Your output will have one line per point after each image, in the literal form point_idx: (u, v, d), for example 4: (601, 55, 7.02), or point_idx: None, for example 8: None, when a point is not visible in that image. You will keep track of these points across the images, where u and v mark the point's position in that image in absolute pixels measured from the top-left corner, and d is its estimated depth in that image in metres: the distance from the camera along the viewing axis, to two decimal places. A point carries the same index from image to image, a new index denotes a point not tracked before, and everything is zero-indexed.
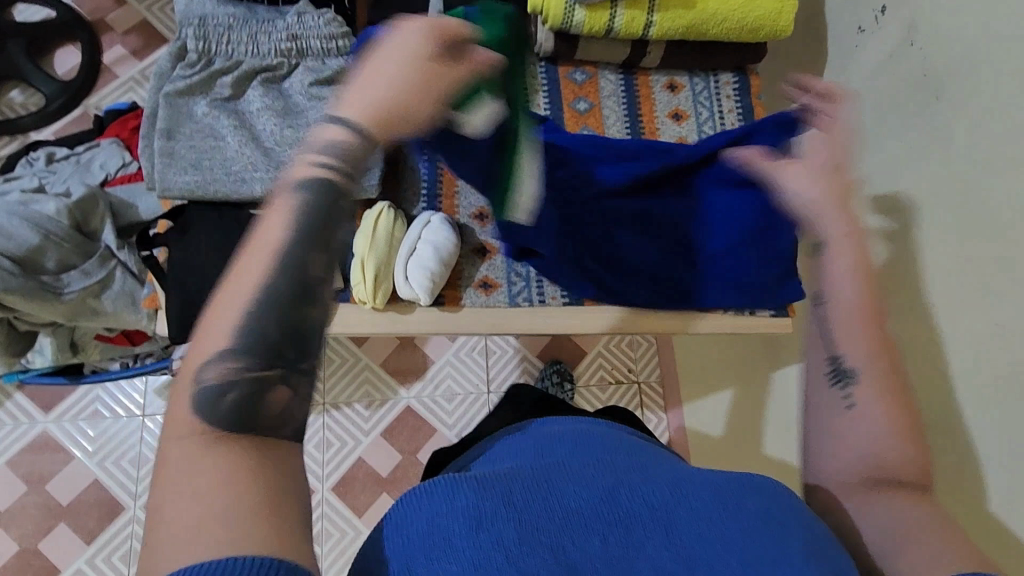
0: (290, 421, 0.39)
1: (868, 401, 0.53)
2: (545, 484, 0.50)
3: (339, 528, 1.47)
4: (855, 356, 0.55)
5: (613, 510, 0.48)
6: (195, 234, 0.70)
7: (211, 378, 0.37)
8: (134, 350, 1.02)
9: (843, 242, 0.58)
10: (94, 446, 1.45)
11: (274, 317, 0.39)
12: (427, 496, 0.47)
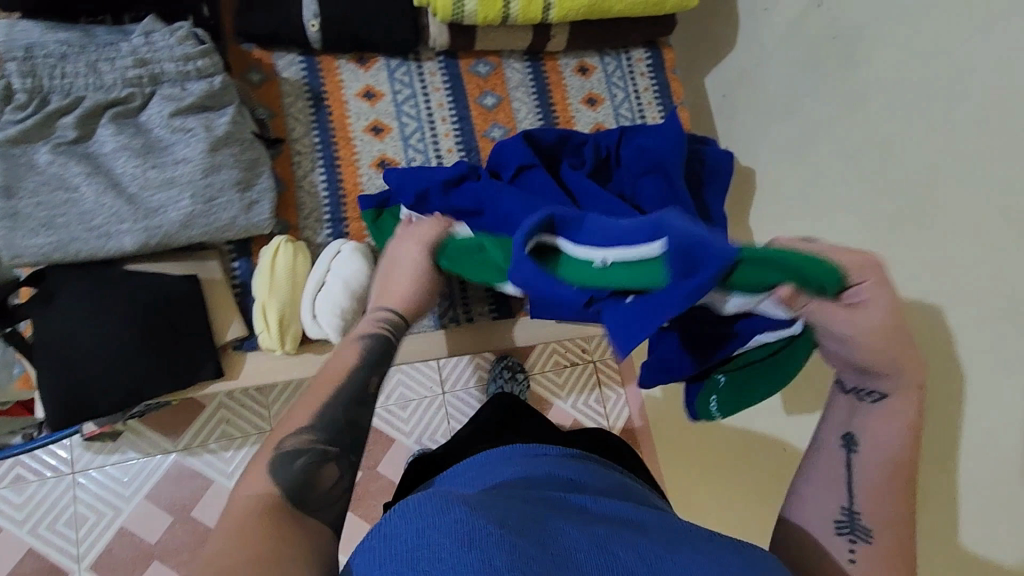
0: (338, 497, 0.50)
1: (870, 561, 0.55)
2: (544, 525, 0.49)
3: None
4: (874, 517, 0.56)
5: (608, 558, 0.46)
6: (63, 304, 0.61)
7: (293, 443, 0.52)
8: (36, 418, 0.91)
9: (901, 408, 0.56)
10: (22, 513, 1.33)
11: (340, 406, 0.55)
12: (423, 512, 0.48)
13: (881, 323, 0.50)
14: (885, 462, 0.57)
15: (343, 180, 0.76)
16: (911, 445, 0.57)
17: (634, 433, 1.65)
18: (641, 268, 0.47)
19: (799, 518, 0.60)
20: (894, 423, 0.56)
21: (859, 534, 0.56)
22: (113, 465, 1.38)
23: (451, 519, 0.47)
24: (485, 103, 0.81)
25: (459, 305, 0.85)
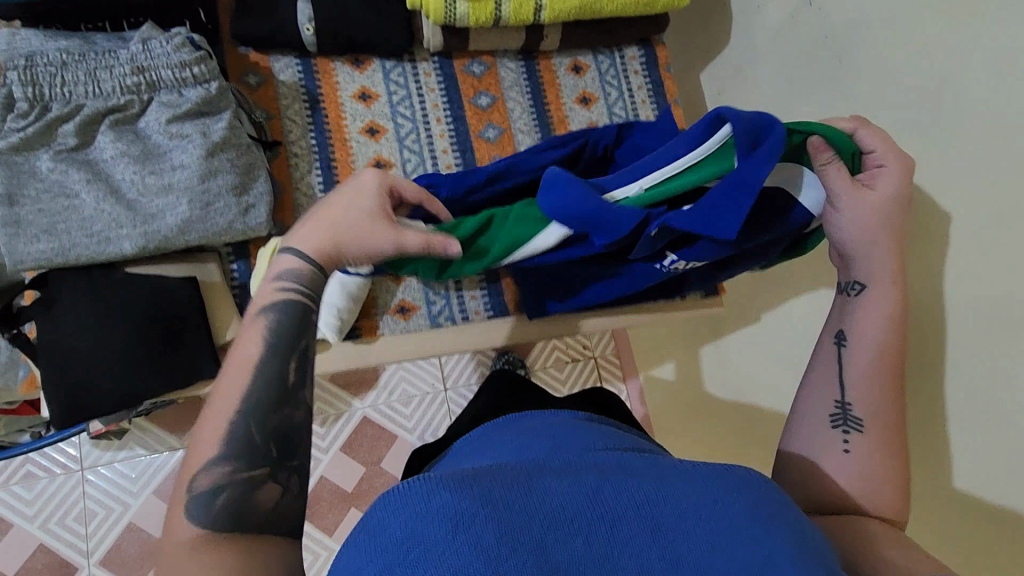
0: (279, 516, 0.47)
1: (866, 453, 0.58)
2: (531, 481, 0.46)
3: (312, 550, 1.44)
4: (862, 408, 0.60)
5: (597, 507, 0.44)
6: (65, 306, 0.63)
7: (205, 482, 0.47)
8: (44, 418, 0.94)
9: (881, 296, 0.64)
10: (33, 509, 1.36)
11: (255, 424, 0.49)
12: (404, 492, 0.45)
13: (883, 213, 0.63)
14: (876, 347, 0.63)
15: (339, 180, 0.76)
16: (894, 331, 0.63)
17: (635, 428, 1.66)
18: (686, 177, 0.62)
19: (796, 434, 0.63)
20: (874, 307, 0.64)
21: (853, 426, 0.60)
22: (121, 461, 1.41)
23: (436, 500, 0.44)
24: (479, 103, 0.82)
25: (455, 303, 0.86)
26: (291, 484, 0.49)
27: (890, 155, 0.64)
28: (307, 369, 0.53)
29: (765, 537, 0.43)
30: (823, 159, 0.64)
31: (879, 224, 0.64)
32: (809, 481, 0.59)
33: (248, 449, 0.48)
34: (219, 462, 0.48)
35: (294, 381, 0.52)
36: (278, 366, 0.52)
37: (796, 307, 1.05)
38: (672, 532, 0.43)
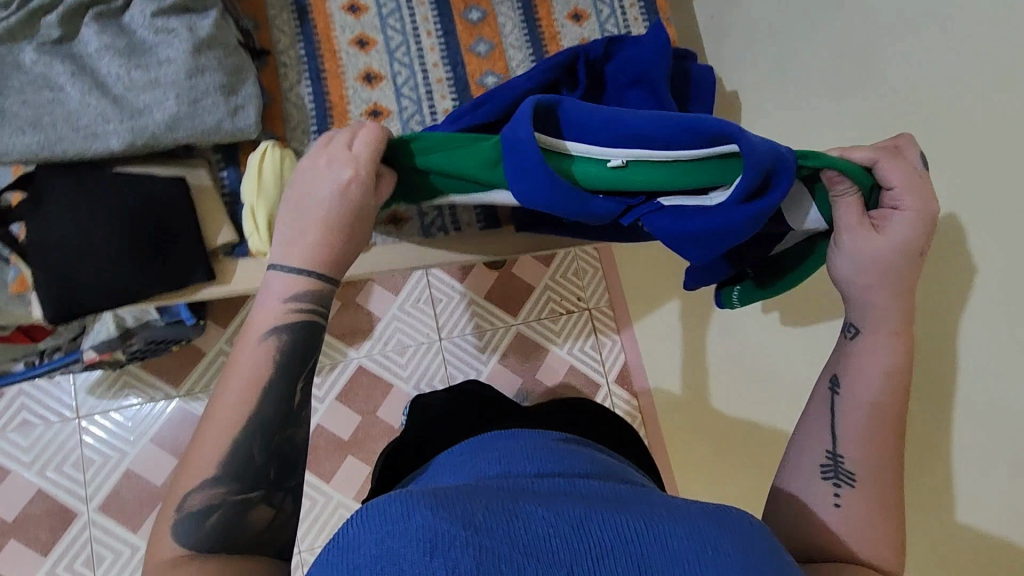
0: (264, 537, 0.56)
1: (854, 503, 0.65)
2: (510, 509, 0.51)
3: (309, 497, 1.46)
4: (854, 462, 0.66)
5: (578, 544, 0.49)
6: (53, 204, 0.62)
7: (201, 501, 0.55)
8: (39, 346, 0.95)
9: (877, 342, 0.69)
10: (30, 456, 1.36)
11: (256, 449, 0.57)
12: (389, 513, 0.51)
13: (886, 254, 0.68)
14: (870, 403, 0.68)
15: (328, 92, 0.76)
16: (894, 382, 0.68)
17: (630, 377, 1.68)
18: (669, 170, 0.63)
19: (793, 475, 0.69)
20: (875, 354, 0.69)
21: (845, 480, 0.66)
22: (118, 410, 1.41)
23: (415, 523, 0.49)
24: (470, 17, 0.81)
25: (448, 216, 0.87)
26: (281, 507, 0.58)
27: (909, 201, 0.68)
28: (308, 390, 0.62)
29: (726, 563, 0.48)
30: (837, 191, 0.70)
31: (878, 273, 0.69)
32: (802, 525, 0.66)
33: (243, 476, 0.56)
34: (214, 484, 0.56)
35: (298, 403, 0.61)
36: (281, 395, 0.59)
37: None
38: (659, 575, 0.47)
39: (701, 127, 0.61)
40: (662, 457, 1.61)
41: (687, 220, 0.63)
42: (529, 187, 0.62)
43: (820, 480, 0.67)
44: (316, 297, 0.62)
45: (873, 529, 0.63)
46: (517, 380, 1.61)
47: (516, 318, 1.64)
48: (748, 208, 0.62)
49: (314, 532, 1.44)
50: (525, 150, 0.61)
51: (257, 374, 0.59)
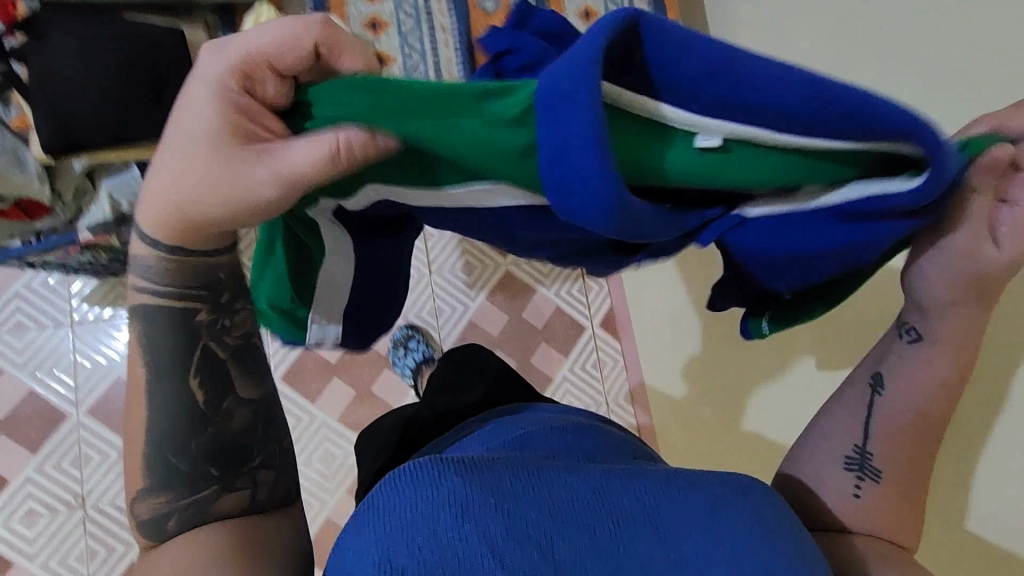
0: (234, 510, 0.59)
1: (873, 496, 0.68)
2: (537, 474, 0.54)
3: (294, 414, 1.49)
4: (883, 460, 0.69)
5: (602, 506, 0.53)
6: (54, 41, 0.83)
7: (149, 510, 0.57)
8: (36, 225, 0.97)
9: (937, 354, 0.66)
10: (22, 357, 1.39)
11: (172, 447, 0.57)
12: (416, 483, 0.51)
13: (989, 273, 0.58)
14: (913, 411, 0.68)
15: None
16: (945, 396, 0.68)
17: (615, 321, 1.71)
18: (783, 160, 0.49)
19: (816, 461, 0.72)
20: (935, 368, 0.67)
21: (871, 477, 0.69)
22: (110, 318, 1.44)
23: (445, 488, 0.51)
24: None
25: None
26: (243, 486, 0.59)
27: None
28: (214, 374, 0.59)
29: (731, 528, 0.54)
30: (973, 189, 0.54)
31: (965, 292, 0.61)
32: (822, 503, 0.70)
33: (173, 477, 0.57)
34: (152, 491, 0.57)
35: (205, 398, 0.59)
36: (181, 376, 0.57)
37: None
38: (677, 534, 0.53)
39: (859, 119, 0.44)
40: (643, 398, 1.65)
41: (783, 237, 0.55)
42: (585, 202, 0.42)
43: (843, 470, 0.70)
44: (177, 278, 0.57)
45: (894, 521, 0.68)
46: (504, 317, 1.64)
47: (507, 257, 1.66)
48: (846, 228, 0.53)
49: (299, 449, 1.48)
50: (576, 153, 0.41)
51: (140, 373, 0.57)
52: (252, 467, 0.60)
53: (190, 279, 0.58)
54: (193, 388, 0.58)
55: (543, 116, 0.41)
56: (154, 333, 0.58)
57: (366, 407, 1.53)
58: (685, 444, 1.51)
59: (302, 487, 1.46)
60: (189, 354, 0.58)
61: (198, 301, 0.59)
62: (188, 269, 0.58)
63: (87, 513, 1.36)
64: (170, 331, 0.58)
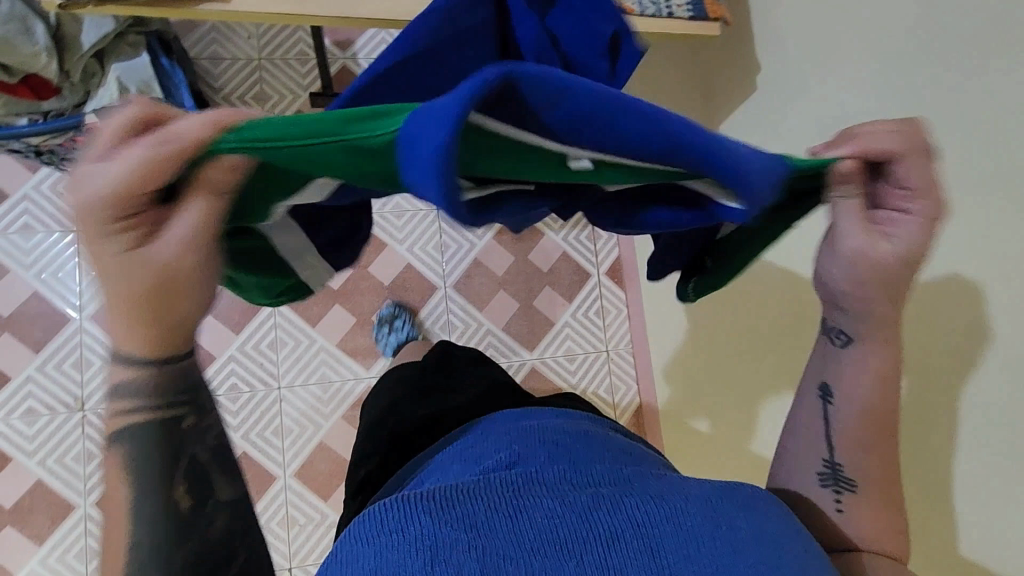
0: None
1: (855, 508, 0.65)
2: (516, 505, 0.54)
3: (294, 337, 1.49)
4: (853, 468, 0.66)
5: (584, 530, 0.51)
6: None
7: None
8: (43, 107, 0.97)
9: (872, 353, 0.67)
10: (29, 258, 1.40)
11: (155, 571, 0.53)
12: (389, 517, 0.54)
13: (878, 269, 0.62)
14: (865, 408, 0.67)
15: None
16: (891, 391, 0.67)
17: (620, 270, 1.69)
18: (616, 171, 0.50)
19: (790, 468, 0.70)
20: (871, 363, 0.67)
21: (846, 487, 0.66)
22: None
23: (411, 531, 0.52)
24: None
25: None
26: None
27: (917, 204, 0.59)
28: (194, 471, 0.55)
29: (726, 547, 0.52)
30: (840, 191, 0.60)
31: (876, 287, 0.63)
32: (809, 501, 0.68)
33: None
34: None
35: (189, 503, 0.55)
36: (164, 494, 0.54)
37: (786, 88, 1.06)
38: (671, 552, 0.51)
39: (681, 142, 0.45)
40: (644, 350, 1.63)
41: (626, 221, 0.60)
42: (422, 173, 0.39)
43: (819, 485, 0.68)
44: (146, 381, 0.53)
45: (881, 517, 0.65)
46: (508, 257, 1.62)
47: None
48: (681, 213, 0.58)
49: (297, 371, 1.48)
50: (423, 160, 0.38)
51: (122, 490, 0.53)
52: (235, 571, 0.57)
53: (171, 389, 0.54)
54: (179, 498, 0.54)
55: (411, 146, 0.39)
56: (133, 446, 0.54)
57: (365, 335, 1.52)
58: (681, 394, 1.50)
59: (298, 408, 1.47)
60: (172, 471, 0.54)
61: (182, 408, 0.55)
62: (168, 378, 0.54)
63: (85, 416, 1.37)
64: (148, 445, 0.54)
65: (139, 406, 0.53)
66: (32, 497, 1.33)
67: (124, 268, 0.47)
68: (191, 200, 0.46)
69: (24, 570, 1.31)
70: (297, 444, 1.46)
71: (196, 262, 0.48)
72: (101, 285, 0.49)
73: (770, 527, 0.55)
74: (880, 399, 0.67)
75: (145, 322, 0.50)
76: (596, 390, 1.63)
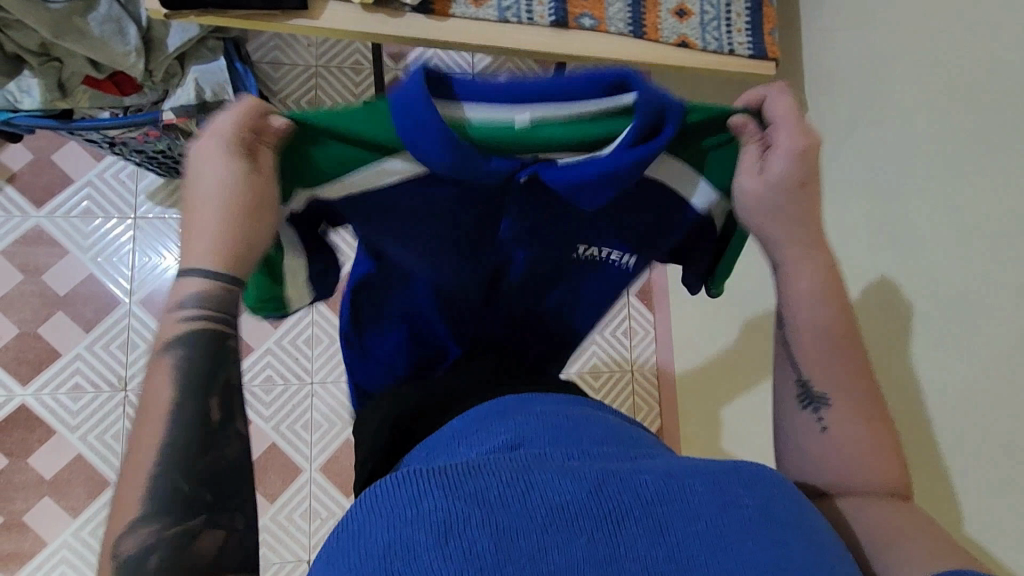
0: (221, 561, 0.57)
1: (842, 427, 0.66)
2: (524, 481, 0.55)
3: (329, 335, 1.53)
4: (825, 387, 0.67)
5: (592, 504, 0.53)
6: None
7: (133, 547, 0.54)
8: (124, 102, 1.04)
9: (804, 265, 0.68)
10: (87, 242, 1.47)
11: (179, 478, 0.56)
12: (401, 488, 0.54)
13: (787, 192, 0.66)
14: (811, 324, 0.68)
15: None
16: (838, 309, 0.68)
17: (650, 291, 1.71)
18: (569, 127, 0.59)
19: (783, 420, 0.70)
20: (804, 278, 0.68)
21: (818, 404, 0.67)
22: (169, 218, 1.50)
23: (425, 507, 0.53)
24: None
25: (524, 3, 0.90)
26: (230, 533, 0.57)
27: (785, 134, 0.64)
28: (228, 399, 0.61)
29: (738, 528, 0.53)
30: (747, 134, 0.64)
31: (788, 215, 0.67)
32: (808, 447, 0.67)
33: (170, 513, 0.55)
34: (136, 527, 0.54)
35: (217, 419, 0.59)
36: (199, 407, 0.58)
37: (835, 128, 1.08)
38: (676, 529, 0.53)
39: (598, 80, 0.58)
40: (670, 371, 1.65)
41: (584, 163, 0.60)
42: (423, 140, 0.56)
43: (800, 411, 0.68)
44: (213, 293, 0.60)
45: (875, 449, 0.64)
46: None
47: None
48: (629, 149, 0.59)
49: (330, 368, 1.52)
50: (409, 113, 0.55)
51: (159, 398, 0.58)
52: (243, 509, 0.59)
53: (222, 310, 0.61)
54: (210, 416, 0.59)
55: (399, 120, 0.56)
56: (178, 354, 0.59)
57: None
58: (704, 418, 1.51)
59: (329, 404, 1.51)
60: (209, 386, 0.59)
61: (225, 325, 0.61)
62: (218, 300, 0.60)
63: (126, 396, 1.42)
64: (193, 357, 0.60)
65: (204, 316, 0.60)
66: (72, 469, 1.39)
67: (223, 202, 0.59)
68: (261, 152, 0.59)
69: (57, 539, 1.37)
70: (324, 439, 1.49)
71: (270, 196, 0.61)
72: (191, 229, 0.60)
73: (777, 503, 0.57)
74: (833, 317, 0.68)
75: (224, 245, 0.60)
76: (619, 408, 1.65)
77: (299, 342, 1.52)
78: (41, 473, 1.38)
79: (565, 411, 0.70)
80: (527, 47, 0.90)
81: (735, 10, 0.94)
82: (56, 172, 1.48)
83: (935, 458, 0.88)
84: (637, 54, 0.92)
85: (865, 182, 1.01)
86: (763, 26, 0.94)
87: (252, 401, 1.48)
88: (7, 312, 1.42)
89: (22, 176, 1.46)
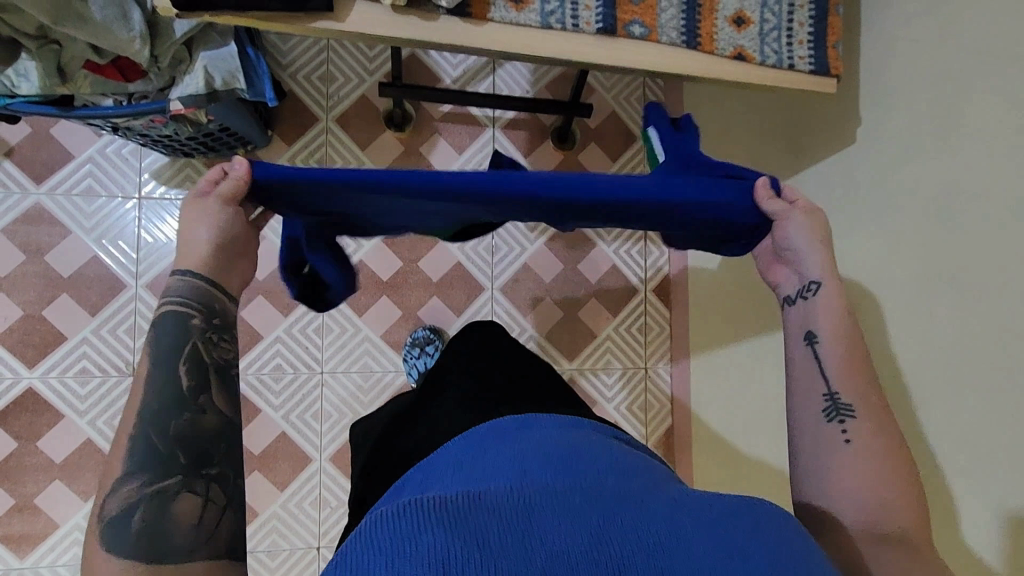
0: (193, 521, 0.57)
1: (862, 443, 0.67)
2: (525, 523, 0.50)
3: (339, 325, 1.50)
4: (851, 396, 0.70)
5: (599, 554, 0.48)
6: None
7: (119, 503, 0.56)
8: (128, 87, 0.97)
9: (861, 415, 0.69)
10: (90, 222, 1.41)
11: (159, 435, 0.59)
12: (399, 525, 0.49)
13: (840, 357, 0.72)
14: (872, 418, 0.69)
15: None
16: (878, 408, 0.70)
17: (669, 289, 1.64)
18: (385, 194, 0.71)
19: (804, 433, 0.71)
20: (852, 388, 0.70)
21: (844, 415, 0.69)
22: (177, 200, 1.44)
23: (424, 542, 0.48)
24: None
25: (569, 7, 0.84)
26: (204, 493, 0.59)
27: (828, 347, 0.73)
28: (198, 370, 0.64)
29: None
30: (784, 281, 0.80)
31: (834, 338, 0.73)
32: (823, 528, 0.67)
33: (152, 461, 0.58)
34: (124, 482, 0.57)
35: (190, 385, 0.63)
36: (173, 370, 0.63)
37: (881, 143, 1.03)
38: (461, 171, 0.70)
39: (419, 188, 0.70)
40: (683, 371, 1.58)
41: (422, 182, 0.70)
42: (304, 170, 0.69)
43: (826, 423, 0.70)
44: None
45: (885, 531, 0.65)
46: (558, 265, 1.58)
47: None
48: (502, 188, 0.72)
49: (339, 358, 1.49)
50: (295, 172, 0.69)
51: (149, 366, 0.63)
52: (215, 464, 0.61)
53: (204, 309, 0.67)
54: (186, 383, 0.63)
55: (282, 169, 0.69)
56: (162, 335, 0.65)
57: (410, 328, 1.52)
58: (715, 425, 1.47)
59: (339, 395, 1.49)
60: (183, 356, 0.64)
61: None
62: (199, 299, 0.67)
63: None
64: (173, 346, 0.64)
65: (179, 306, 0.66)
66: (82, 454, 1.38)
67: None
68: None
69: (69, 522, 1.37)
70: (335, 429, 1.48)
71: None
72: None
73: (788, 551, 0.53)
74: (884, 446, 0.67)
75: None
76: (631, 406, 1.60)
77: (309, 330, 1.49)
78: (51, 457, 1.37)
79: (564, 435, 0.64)
80: (568, 55, 0.85)
81: (798, 19, 0.89)
82: (55, 147, 1.41)
83: (966, 495, 0.87)
84: (683, 67, 0.87)
85: (910, 205, 0.97)
86: (821, 40, 0.90)
87: (260, 389, 1.46)
88: (10, 293, 1.38)
89: (22, 150, 1.39)
